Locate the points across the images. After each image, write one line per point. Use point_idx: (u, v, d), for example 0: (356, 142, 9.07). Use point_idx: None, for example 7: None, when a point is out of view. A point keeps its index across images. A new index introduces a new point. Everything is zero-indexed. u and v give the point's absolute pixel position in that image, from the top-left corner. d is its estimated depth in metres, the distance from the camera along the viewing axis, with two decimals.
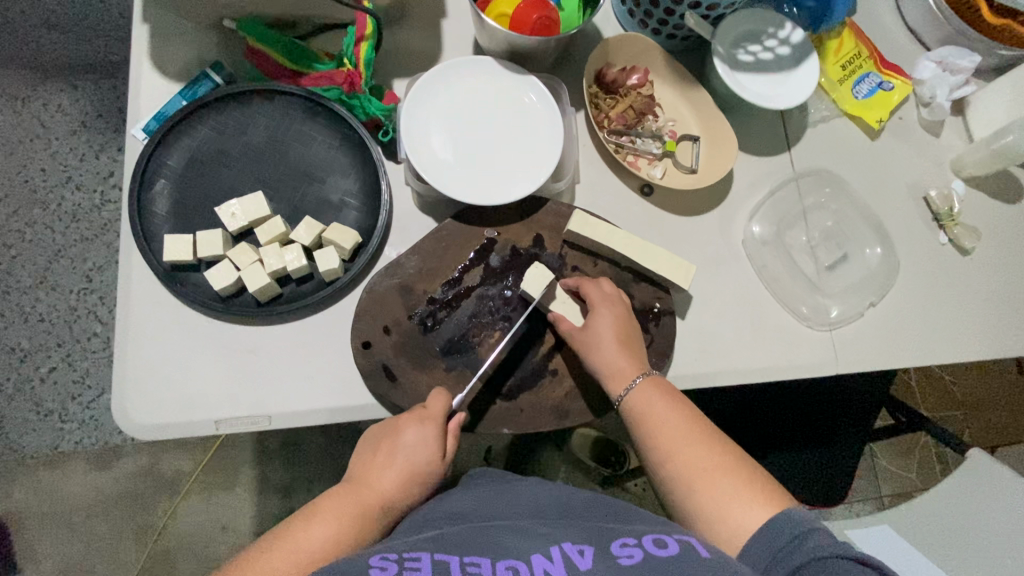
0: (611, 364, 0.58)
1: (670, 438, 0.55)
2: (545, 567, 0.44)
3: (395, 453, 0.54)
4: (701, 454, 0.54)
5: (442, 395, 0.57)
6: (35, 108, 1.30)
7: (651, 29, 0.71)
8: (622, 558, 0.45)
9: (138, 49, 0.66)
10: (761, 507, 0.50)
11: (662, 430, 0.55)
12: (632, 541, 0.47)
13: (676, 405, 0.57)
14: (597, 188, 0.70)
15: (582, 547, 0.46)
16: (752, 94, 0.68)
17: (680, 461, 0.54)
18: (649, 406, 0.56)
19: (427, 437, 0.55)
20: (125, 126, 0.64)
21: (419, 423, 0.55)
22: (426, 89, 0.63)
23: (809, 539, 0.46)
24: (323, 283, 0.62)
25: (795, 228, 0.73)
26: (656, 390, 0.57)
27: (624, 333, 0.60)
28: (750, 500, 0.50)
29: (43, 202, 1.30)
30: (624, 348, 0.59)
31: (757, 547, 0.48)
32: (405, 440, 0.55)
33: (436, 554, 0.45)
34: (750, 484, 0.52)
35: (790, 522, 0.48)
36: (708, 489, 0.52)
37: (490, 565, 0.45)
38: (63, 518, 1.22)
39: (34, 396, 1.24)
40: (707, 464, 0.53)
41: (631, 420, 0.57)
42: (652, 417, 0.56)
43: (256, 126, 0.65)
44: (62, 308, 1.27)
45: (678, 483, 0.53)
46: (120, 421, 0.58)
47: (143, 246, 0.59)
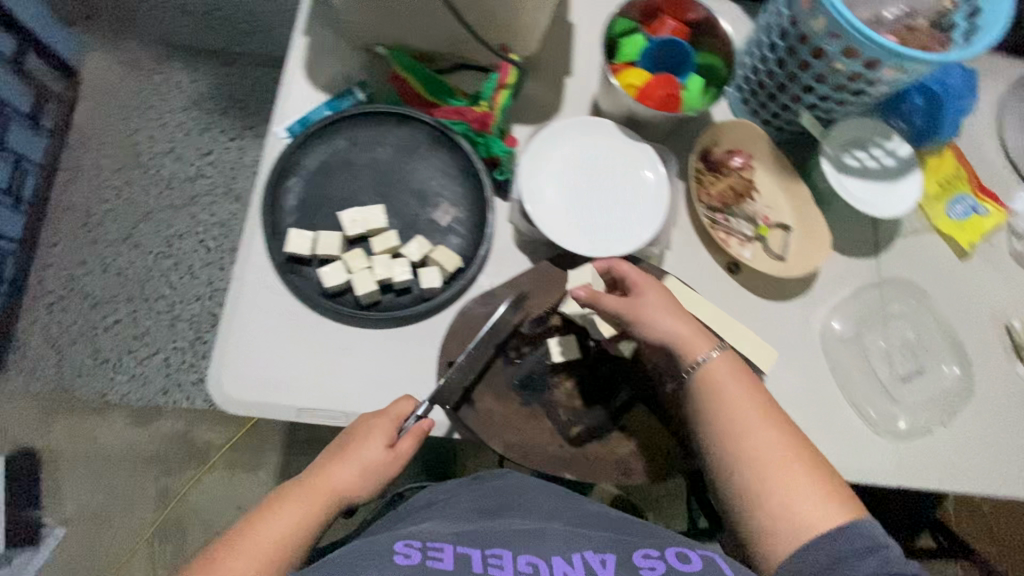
0: (682, 336, 0.57)
1: (740, 420, 0.53)
2: (565, 571, 0.46)
3: (351, 452, 0.56)
4: (774, 441, 0.52)
5: (405, 401, 0.60)
6: (157, 80, 1.50)
7: (763, 119, 0.74)
8: (645, 569, 0.47)
9: (295, 59, 0.73)
10: (834, 508, 0.49)
11: (731, 409, 0.54)
12: (654, 553, 0.49)
13: (748, 386, 0.55)
14: (687, 256, 0.72)
15: (604, 557, 0.48)
16: (855, 198, 0.70)
17: (751, 446, 0.52)
18: (722, 383, 0.55)
19: (382, 435, 0.57)
20: (270, 123, 0.70)
21: (376, 424, 0.58)
22: (551, 140, 0.67)
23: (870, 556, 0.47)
24: (419, 298, 0.66)
25: (875, 331, 0.73)
26: (729, 369, 0.56)
27: (676, 306, 0.59)
28: (825, 503, 0.49)
29: (144, 165, 1.45)
30: (683, 319, 0.58)
31: (810, 555, 0.47)
32: (362, 440, 0.57)
33: (459, 549, 0.48)
34: (827, 486, 0.50)
35: (859, 533, 0.47)
36: (775, 474, 0.50)
37: (511, 559, 0.47)
38: (92, 466, 1.28)
39: (95, 343, 1.33)
40: (779, 455, 0.51)
41: (702, 395, 0.56)
42: (724, 395, 0.54)
43: (386, 144, 0.71)
44: (139, 266, 1.39)
45: (743, 468, 0.51)
46: (214, 392, 0.61)
47: (269, 233, 0.64)
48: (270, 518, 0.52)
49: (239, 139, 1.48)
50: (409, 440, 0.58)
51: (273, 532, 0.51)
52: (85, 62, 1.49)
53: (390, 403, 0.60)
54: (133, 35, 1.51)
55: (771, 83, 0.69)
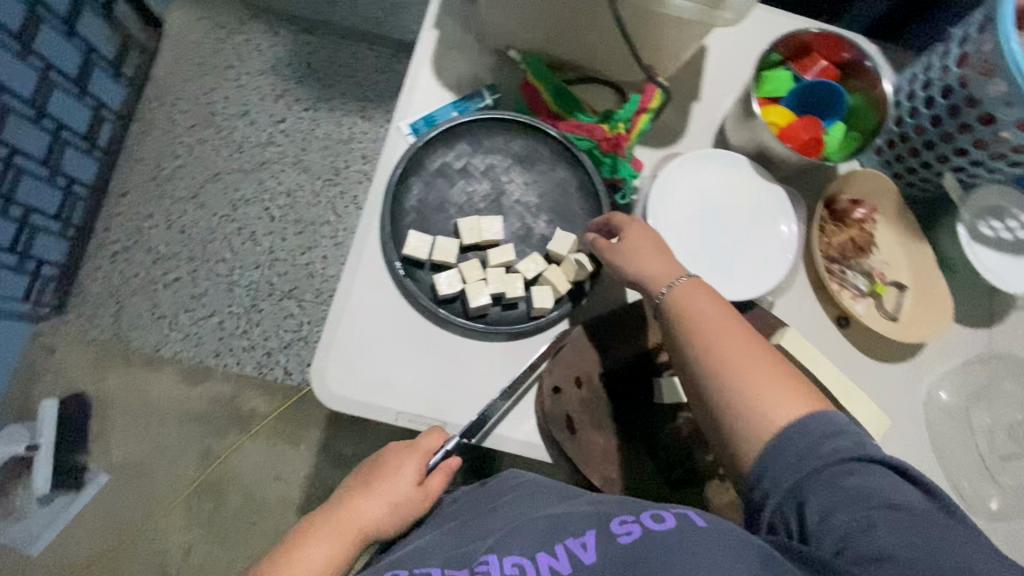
0: (656, 269, 0.56)
1: (725, 338, 0.50)
2: (550, 564, 0.44)
3: (381, 485, 0.57)
4: (742, 345, 0.49)
5: (436, 433, 0.60)
6: (238, 41, 1.49)
7: (894, 172, 0.72)
8: (621, 536, 0.43)
9: (422, 52, 0.71)
10: (796, 402, 0.45)
11: (709, 325, 0.51)
12: (631, 517, 0.45)
13: (723, 307, 0.52)
14: (797, 304, 0.70)
15: (585, 540, 0.44)
16: (985, 269, 0.67)
17: (725, 348, 0.49)
18: (691, 301, 0.53)
19: (413, 469, 0.57)
20: (393, 118, 0.69)
21: (406, 457, 0.58)
22: (682, 171, 0.65)
23: (824, 445, 0.42)
24: (527, 315, 0.65)
25: (980, 406, 0.71)
26: (698, 289, 0.54)
27: (659, 245, 0.58)
28: (790, 399, 0.46)
29: (217, 125, 1.45)
30: (663, 256, 0.57)
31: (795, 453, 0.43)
32: (392, 474, 0.57)
33: (445, 570, 0.46)
34: (796, 389, 0.47)
35: (825, 421, 0.44)
36: (756, 384, 0.47)
37: (497, 563, 0.45)
38: (139, 418, 1.30)
39: (154, 298, 1.34)
40: (749, 360, 0.48)
41: (670, 318, 0.53)
42: (694, 313, 0.52)
43: (507, 153, 0.69)
44: (203, 226, 1.39)
45: (718, 367, 0.48)
46: (317, 385, 0.61)
47: (387, 231, 0.63)
48: (302, 552, 0.52)
49: (313, 109, 1.47)
50: (438, 478, 0.58)
51: (304, 566, 0.51)
52: (169, 13, 1.48)
53: (420, 434, 0.60)
54: None
55: (913, 139, 0.67)
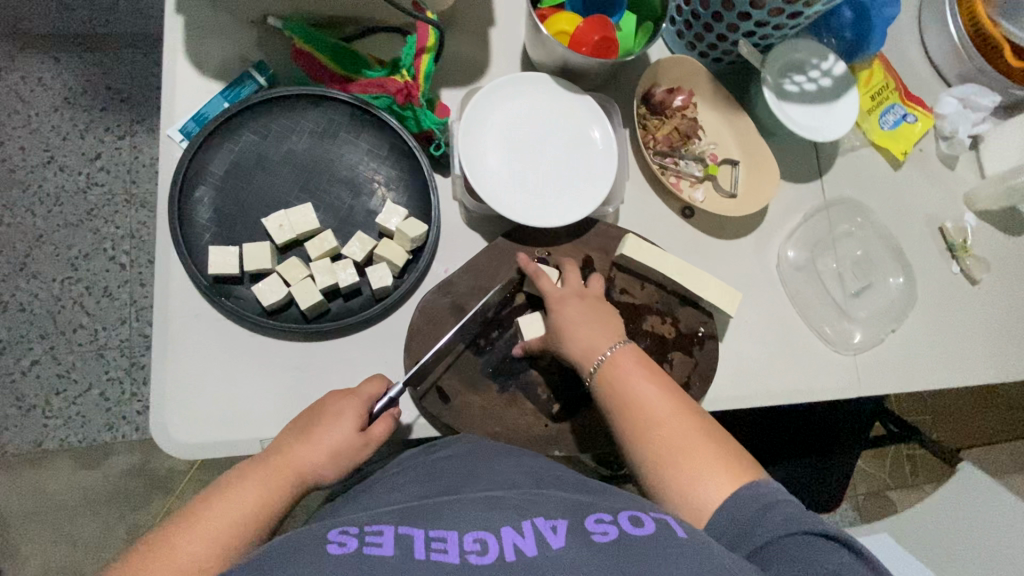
0: (583, 346, 0.56)
1: (652, 416, 0.51)
2: (515, 541, 0.40)
3: (319, 429, 0.52)
4: (677, 432, 0.50)
5: (377, 380, 0.56)
6: (12, 80, 1.28)
7: (699, 52, 0.71)
8: (597, 535, 0.41)
9: (172, 44, 0.62)
10: (726, 478, 0.47)
11: (635, 403, 0.52)
12: (607, 517, 0.43)
13: (651, 379, 0.54)
14: (640, 207, 0.70)
15: (556, 524, 0.42)
16: (797, 124, 0.69)
17: (657, 436, 0.50)
18: (620, 380, 0.53)
19: (354, 416, 0.53)
20: (159, 126, 0.60)
21: (348, 401, 0.54)
22: (486, 105, 0.62)
23: (771, 515, 0.43)
24: (371, 299, 0.61)
25: (827, 253, 0.75)
26: (630, 363, 0.54)
27: (592, 318, 0.57)
28: (714, 472, 0.47)
29: (22, 182, 1.27)
30: (597, 330, 0.57)
31: (719, 522, 0.45)
32: (332, 417, 0.53)
33: (399, 528, 0.41)
34: (723, 461, 0.48)
35: (751, 494, 0.45)
36: (682, 462, 0.48)
37: (457, 539, 0.41)
38: (46, 519, 1.19)
39: (15, 390, 1.20)
40: (688, 442, 0.49)
41: (600, 396, 0.54)
42: (624, 392, 0.53)
43: (301, 132, 0.62)
44: (45, 297, 1.24)
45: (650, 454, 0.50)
46: (161, 440, 0.55)
47: (186, 255, 0.57)
48: (230, 492, 0.47)
49: (129, 136, 1.31)
50: (382, 425, 0.54)
51: (227, 510, 0.46)
52: None
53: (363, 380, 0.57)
54: None
55: (703, 13, 0.66)
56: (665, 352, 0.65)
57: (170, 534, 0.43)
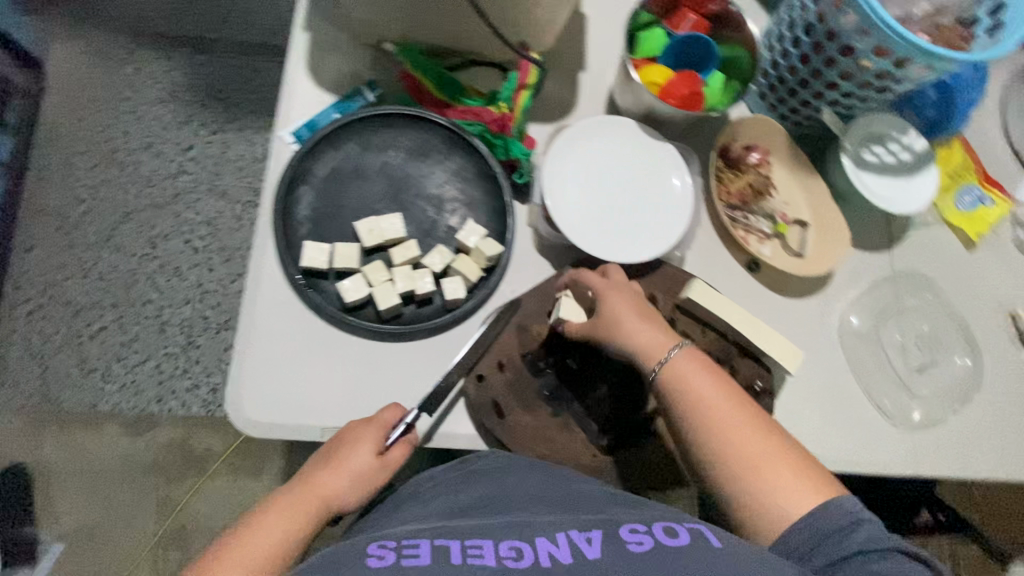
0: (640, 340, 0.55)
1: (727, 419, 0.50)
2: (549, 550, 0.42)
3: (340, 459, 0.54)
4: (754, 436, 0.50)
5: (394, 408, 0.59)
6: (128, 71, 1.41)
7: (780, 114, 0.74)
8: (632, 544, 0.43)
9: (296, 57, 0.68)
10: (808, 491, 0.47)
11: (710, 406, 0.51)
12: (641, 527, 0.44)
13: (720, 379, 0.53)
14: (706, 255, 0.72)
15: (590, 535, 0.44)
16: (874, 195, 0.70)
17: (737, 446, 0.49)
18: (689, 380, 0.52)
19: (371, 441, 0.56)
20: (274, 128, 0.66)
21: (366, 430, 0.56)
22: (572, 141, 0.65)
23: (855, 533, 0.45)
24: (441, 308, 0.64)
25: (890, 324, 0.74)
26: (695, 362, 0.53)
27: (644, 312, 0.57)
28: (794, 484, 0.47)
29: (121, 162, 1.38)
30: (650, 324, 0.57)
31: (796, 535, 0.45)
32: (351, 446, 0.55)
33: (436, 541, 0.44)
34: (800, 468, 0.48)
35: (839, 510, 0.46)
36: (763, 472, 0.48)
37: (493, 547, 0.43)
38: (87, 479, 1.24)
39: (81, 352, 1.28)
40: (770, 454, 0.49)
41: (666, 394, 0.53)
42: (694, 393, 0.52)
43: (398, 148, 0.67)
44: (122, 269, 1.33)
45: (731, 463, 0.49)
46: (233, 415, 0.59)
47: (282, 247, 0.61)
48: (261, 525, 0.49)
49: (221, 132, 1.41)
50: (399, 450, 0.57)
51: (260, 543, 0.48)
52: (47, 51, 1.39)
53: (380, 409, 0.59)
54: (99, 21, 1.42)
55: (790, 78, 0.68)
56: None
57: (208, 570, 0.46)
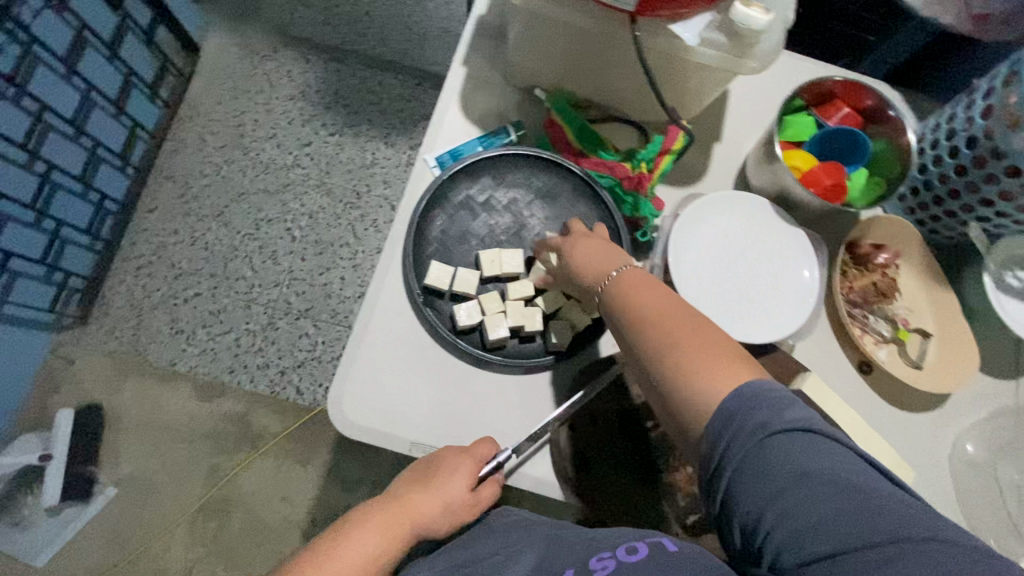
0: (593, 270, 0.55)
1: (665, 320, 0.47)
2: None
3: (432, 486, 0.55)
4: (702, 336, 0.45)
5: (488, 444, 0.59)
6: (270, 67, 1.54)
7: (917, 219, 0.72)
8: (597, 572, 0.43)
9: (452, 88, 0.73)
10: (731, 372, 0.42)
11: (649, 311, 0.48)
12: (608, 553, 0.45)
13: (662, 289, 0.50)
14: (817, 347, 0.70)
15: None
16: (1012, 320, 0.66)
17: (689, 344, 0.45)
18: (633, 289, 0.50)
19: (466, 476, 0.56)
20: (420, 150, 0.71)
21: (461, 463, 0.57)
22: (704, 211, 0.66)
23: (753, 412, 0.39)
24: (545, 349, 0.65)
25: (1012, 461, 0.68)
26: (638, 276, 0.52)
27: (601, 246, 0.57)
28: (729, 368, 0.42)
29: (245, 147, 1.49)
30: (604, 256, 0.56)
31: (729, 423, 0.39)
32: (445, 476, 0.56)
33: None
34: (733, 357, 0.44)
35: (757, 387, 0.40)
36: (703, 363, 0.43)
37: None
38: (151, 432, 1.31)
39: (173, 313, 1.37)
40: (709, 347, 0.44)
41: (617, 311, 0.51)
42: (639, 301, 0.49)
43: (531, 189, 0.70)
44: (225, 244, 1.42)
45: (687, 367, 0.44)
46: (333, 412, 0.61)
47: (410, 262, 0.64)
48: (355, 539, 0.52)
49: (339, 134, 1.51)
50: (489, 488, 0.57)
51: (353, 557, 0.51)
52: (206, 39, 1.54)
53: (476, 440, 0.60)
54: (255, 20, 1.56)
55: (937, 187, 0.67)
56: None
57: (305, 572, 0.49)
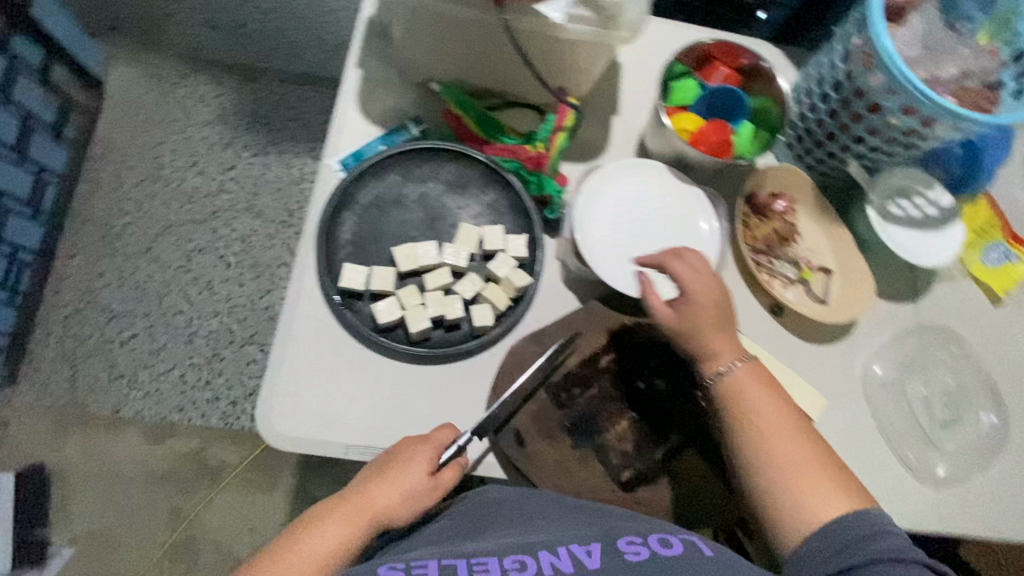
0: (687, 329, 0.59)
1: (767, 429, 0.54)
2: (550, 561, 0.49)
3: (389, 477, 0.56)
4: (794, 445, 0.54)
5: (447, 429, 0.59)
6: (182, 94, 1.50)
7: (807, 164, 0.76)
8: (629, 554, 0.50)
9: (348, 91, 0.73)
10: (839, 497, 0.51)
11: (759, 420, 0.55)
12: (638, 538, 0.51)
13: (769, 394, 0.57)
14: (730, 296, 0.73)
15: (590, 547, 0.50)
16: (899, 245, 0.71)
17: (775, 435, 0.54)
18: (747, 393, 0.57)
19: (423, 463, 0.56)
20: (322, 156, 0.70)
21: (419, 451, 0.57)
22: (604, 181, 0.68)
23: (877, 540, 0.48)
24: (470, 335, 0.66)
25: (914, 376, 0.74)
26: (755, 378, 0.57)
27: (717, 307, 0.59)
28: (825, 489, 0.52)
29: (166, 179, 1.45)
30: (718, 322, 0.59)
31: (819, 539, 0.49)
32: (403, 465, 0.56)
33: (444, 560, 0.50)
34: (834, 479, 0.52)
35: (863, 519, 0.49)
36: (805, 479, 0.52)
37: (497, 561, 0.50)
38: (103, 484, 1.26)
39: (111, 358, 1.32)
40: (796, 456, 0.53)
41: (720, 400, 0.58)
42: (748, 403, 0.56)
43: (438, 180, 0.71)
44: (157, 280, 1.38)
45: (766, 453, 0.54)
46: (263, 428, 0.61)
47: (322, 267, 0.64)
48: (316, 533, 0.53)
49: (262, 154, 1.48)
50: (449, 474, 0.57)
51: (313, 552, 0.52)
52: (110, 73, 1.49)
53: (436, 427, 0.60)
54: (159, 47, 1.51)
55: (818, 131, 0.71)
56: None
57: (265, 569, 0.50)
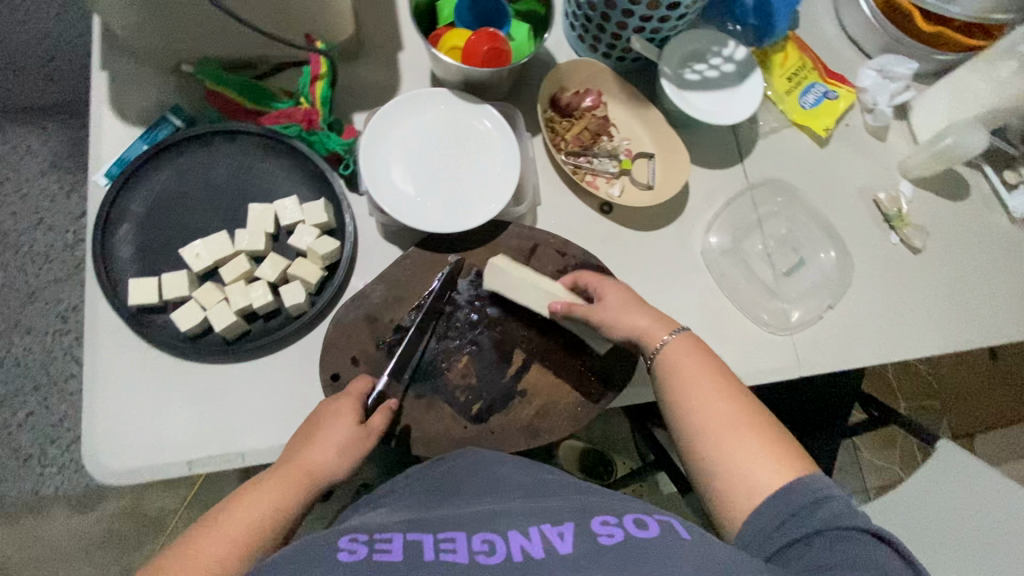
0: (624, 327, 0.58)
1: (696, 399, 0.52)
2: (522, 544, 0.41)
3: (315, 433, 0.54)
4: (724, 411, 0.51)
5: (364, 380, 0.59)
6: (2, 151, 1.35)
7: (601, 52, 0.73)
8: (603, 536, 0.42)
9: (98, 98, 0.67)
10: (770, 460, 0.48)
11: (692, 391, 0.53)
12: (613, 519, 0.44)
13: (711, 364, 0.55)
14: (555, 207, 0.72)
15: (563, 529, 0.42)
16: (699, 111, 0.70)
17: (709, 419, 0.51)
18: (681, 365, 0.55)
19: (349, 413, 0.55)
20: (87, 173, 0.65)
21: (343, 402, 0.56)
22: (385, 122, 0.64)
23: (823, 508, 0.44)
24: (289, 317, 0.63)
25: (751, 236, 0.75)
26: (692, 347, 0.56)
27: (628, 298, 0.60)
28: (758, 454, 0.48)
29: (15, 244, 1.34)
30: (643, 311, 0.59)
31: (755, 517, 0.46)
32: (328, 419, 0.55)
33: (408, 535, 0.43)
34: (770, 445, 0.49)
35: (802, 488, 0.45)
36: (729, 444, 0.49)
37: (464, 540, 0.42)
38: (47, 564, 1.23)
39: (12, 442, 1.25)
40: (728, 423, 0.50)
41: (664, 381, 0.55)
42: (686, 378, 0.54)
43: (218, 166, 0.66)
44: (38, 351, 1.29)
45: (704, 442, 0.50)
46: (90, 468, 0.58)
47: (106, 291, 0.60)
48: (246, 500, 0.49)
49: None
50: (379, 417, 0.56)
51: (244, 518, 0.48)
52: None
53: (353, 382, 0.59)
54: None
55: (594, 15, 0.68)
56: (584, 346, 0.64)
57: (188, 545, 0.46)
